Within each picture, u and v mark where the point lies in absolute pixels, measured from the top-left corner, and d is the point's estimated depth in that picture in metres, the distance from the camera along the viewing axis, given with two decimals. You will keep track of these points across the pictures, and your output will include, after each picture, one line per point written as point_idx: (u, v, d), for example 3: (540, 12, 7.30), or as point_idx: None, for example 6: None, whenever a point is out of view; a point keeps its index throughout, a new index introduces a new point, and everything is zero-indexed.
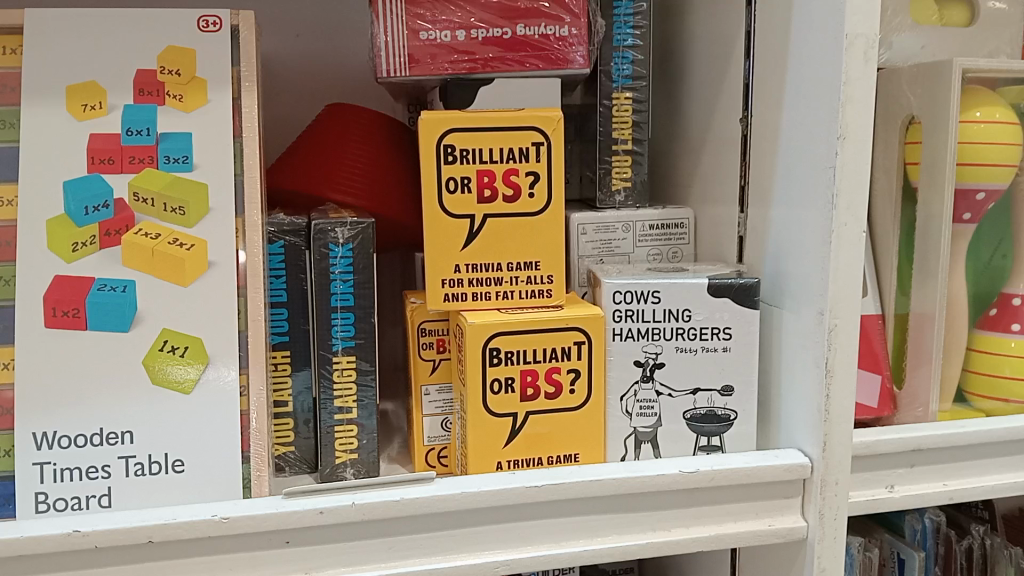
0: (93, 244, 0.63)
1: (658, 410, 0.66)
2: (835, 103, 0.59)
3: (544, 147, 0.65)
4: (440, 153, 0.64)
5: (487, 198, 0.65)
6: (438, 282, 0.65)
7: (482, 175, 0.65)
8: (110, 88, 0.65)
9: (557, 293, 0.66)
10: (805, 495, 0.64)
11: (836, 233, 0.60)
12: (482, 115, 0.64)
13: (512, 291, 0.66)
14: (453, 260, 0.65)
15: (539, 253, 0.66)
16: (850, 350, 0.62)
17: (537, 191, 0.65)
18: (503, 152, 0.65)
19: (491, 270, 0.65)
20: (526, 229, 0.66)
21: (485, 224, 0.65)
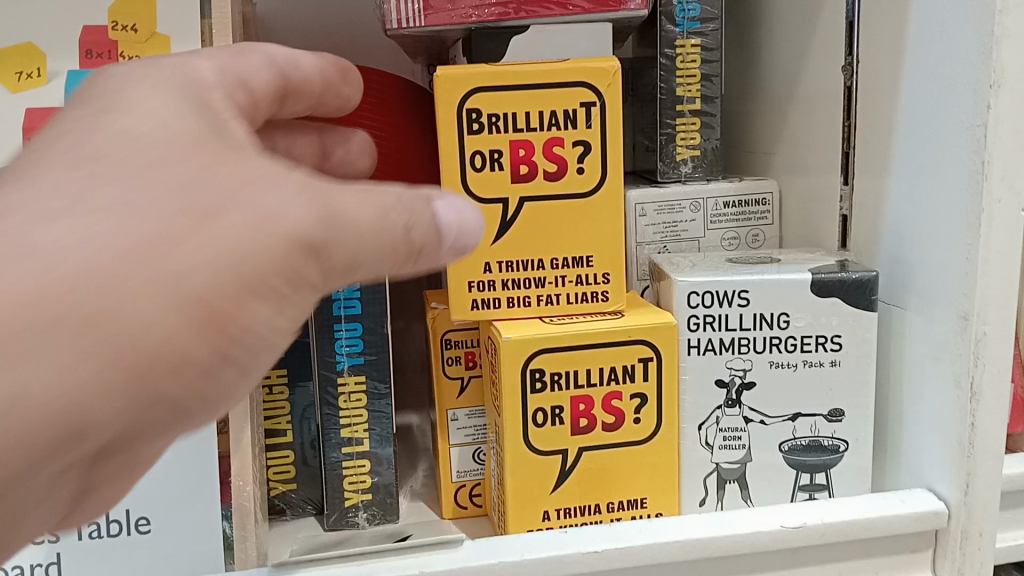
0: None
1: (747, 441, 0.52)
2: (986, 41, 0.44)
3: (596, 108, 0.51)
4: (462, 121, 0.50)
5: (524, 177, 0.51)
6: (464, 285, 0.51)
7: (517, 148, 0.51)
8: (49, 49, 0.53)
9: (616, 296, 0.52)
10: (938, 547, 0.50)
11: (987, 213, 0.45)
12: (515, 70, 0.50)
13: (557, 296, 0.52)
14: (482, 256, 0.51)
15: (592, 246, 0.52)
16: (1004, 365, 0.47)
17: (587, 165, 0.51)
18: (544, 117, 0.50)
19: (531, 270, 0.51)
20: (573, 216, 0.51)
21: (521, 210, 0.51)
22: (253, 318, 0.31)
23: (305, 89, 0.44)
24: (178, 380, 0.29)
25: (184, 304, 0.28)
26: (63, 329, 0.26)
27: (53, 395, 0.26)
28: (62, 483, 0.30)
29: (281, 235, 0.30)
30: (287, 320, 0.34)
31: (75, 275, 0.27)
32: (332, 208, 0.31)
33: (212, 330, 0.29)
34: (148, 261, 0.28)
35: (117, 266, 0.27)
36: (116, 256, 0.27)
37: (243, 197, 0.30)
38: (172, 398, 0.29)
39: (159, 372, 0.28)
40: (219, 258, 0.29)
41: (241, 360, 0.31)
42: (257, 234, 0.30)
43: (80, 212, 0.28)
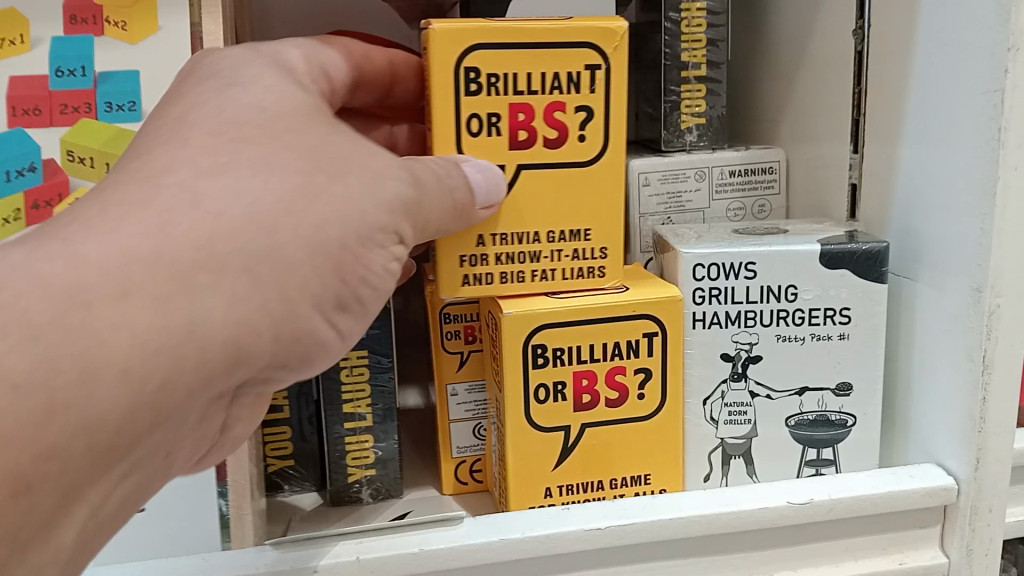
0: (19, 219, 0.50)
1: (753, 416, 0.51)
2: (1003, 3, 0.43)
3: (601, 71, 0.48)
4: (460, 80, 0.46)
5: (522, 143, 0.48)
6: (454, 259, 0.48)
7: (516, 111, 0.47)
8: (31, 14, 0.51)
9: (612, 273, 0.51)
10: (947, 523, 0.49)
11: (1002, 181, 0.44)
12: (519, 27, 0.46)
13: (553, 271, 0.50)
14: (475, 228, 0.48)
15: (591, 219, 0.49)
16: (1017, 338, 0.46)
17: (589, 132, 0.48)
18: (546, 79, 0.47)
19: (525, 243, 0.49)
20: (572, 186, 0.49)
21: (518, 177, 0.48)
22: (371, 262, 0.39)
23: (373, 79, 0.52)
24: (309, 314, 0.36)
25: (320, 250, 0.36)
26: (222, 265, 0.33)
27: (221, 318, 0.33)
28: (216, 411, 0.36)
29: (381, 200, 0.39)
30: (370, 267, 0.39)
31: (237, 221, 0.33)
32: (411, 177, 0.41)
33: (340, 276, 0.37)
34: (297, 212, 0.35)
35: (273, 218, 0.34)
36: (267, 211, 0.34)
37: (350, 163, 0.38)
38: (315, 332, 0.37)
39: (304, 304, 0.36)
40: (343, 215, 0.37)
41: (359, 304, 0.39)
42: (369, 197, 0.38)
43: (233, 168, 0.35)
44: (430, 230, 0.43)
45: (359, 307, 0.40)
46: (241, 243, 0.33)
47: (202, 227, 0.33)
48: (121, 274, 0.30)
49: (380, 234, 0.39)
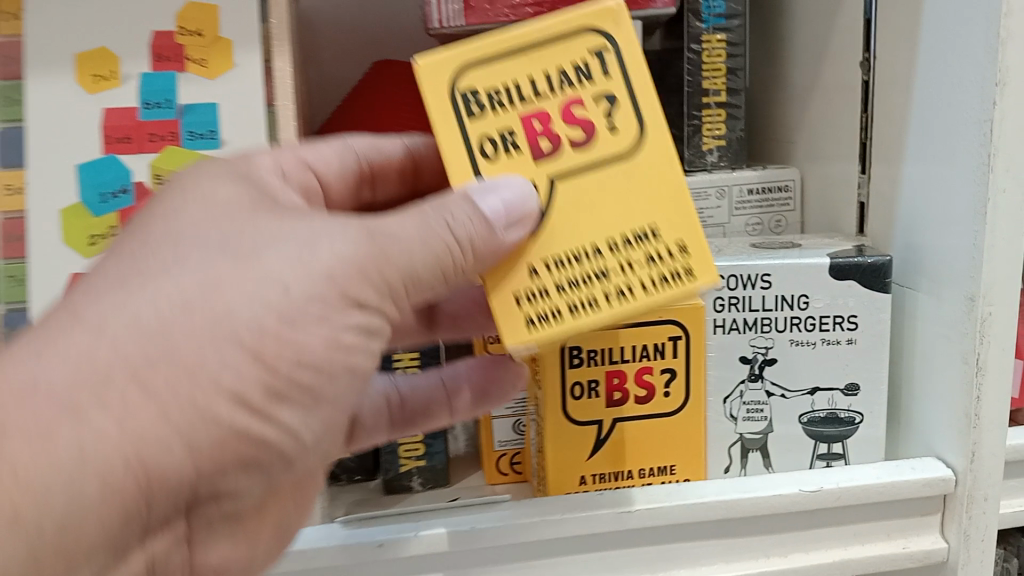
0: (112, 236, 0.56)
1: (769, 414, 0.57)
2: (991, 42, 0.48)
3: (612, 50, 0.39)
4: (455, 104, 0.38)
5: (548, 154, 0.39)
6: (506, 304, 0.38)
7: (530, 120, 0.39)
8: (122, 53, 0.57)
9: (704, 266, 0.39)
10: (947, 511, 0.54)
11: (993, 201, 0.49)
12: (502, 33, 0.39)
13: (630, 285, 0.38)
14: (520, 263, 0.39)
15: (657, 217, 0.39)
16: (1009, 343, 0.51)
17: (621, 121, 0.39)
18: (552, 77, 0.39)
19: (587, 262, 0.38)
20: (624, 184, 0.39)
21: (553, 193, 0.39)
22: (305, 338, 0.35)
23: (387, 170, 0.52)
24: (227, 412, 0.33)
25: (229, 336, 0.33)
26: (166, 355, 0.32)
27: (117, 436, 0.31)
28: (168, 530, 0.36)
29: (310, 269, 0.35)
30: (308, 342, 0.35)
31: (118, 338, 0.32)
32: (371, 238, 0.37)
33: (261, 364, 0.34)
34: (199, 299, 0.33)
35: (163, 321, 0.33)
36: (168, 308, 0.33)
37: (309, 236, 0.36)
38: (248, 430, 0.34)
39: (216, 398, 0.33)
40: (249, 292, 0.34)
41: (303, 390, 0.35)
42: (298, 267, 0.35)
43: (114, 288, 0.34)
44: (417, 289, 0.38)
45: (320, 390, 0.36)
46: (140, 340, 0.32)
47: (84, 347, 0.32)
48: (50, 389, 0.31)
49: (317, 300, 0.35)
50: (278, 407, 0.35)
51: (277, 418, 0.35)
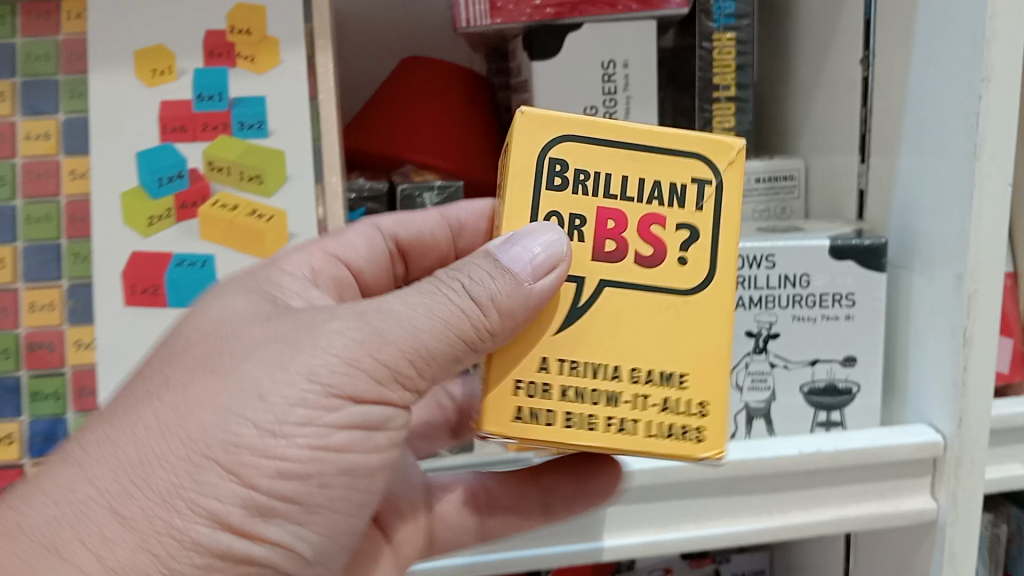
0: (169, 218, 0.61)
1: (772, 384, 0.61)
2: (979, 42, 0.52)
3: (710, 184, 0.42)
4: (544, 171, 0.42)
5: (608, 255, 0.42)
6: (506, 387, 0.41)
7: (606, 219, 0.42)
8: (177, 50, 0.62)
9: (711, 439, 0.42)
10: (936, 474, 0.59)
11: (979, 187, 0.54)
12: (618, 126, 0.42)
13: (632, 424, 0.41)
14: (539, 352, 0.41)
15: (687, 364, 0.42)
16: (993, 317, 0.55)
17: (692, 256, 0.42)
18: (647, 186, 0.42)
19: (602, 379, 0.41)
20: (668, 317, 0.42)
21: (600, 296, 0.42)
22: (290, 454, 0.38)
23: (420, 248, 0.58)
24: (207, 533, 0.37)
25: (204, 455, 0.37)
26: (141, 481, 0.36)
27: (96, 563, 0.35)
28: None
29: (291, 388, 0.38)
30: (286, 455, 0.38)
31: (97, 478, 0.36)
32: (372, 328, 0.39)
33: (238, 480, 0.37)
34: (177, 423, 0.37)
35: (140, 452, 0.37)
36: (149, 435, 0.37)
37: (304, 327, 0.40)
38: (230, 548, 0.38)
39: (197, 519, 0.36)
40: (227, 411, 0.37)
41: (289, 499, 0.39)
42: (275, 381, 0.38)
43: (102, 430, 0.38)
44: (407, 384, 0.41)
45: (309, 498, 0.40)
46: (122, 478, 0.36)
47: (72, 488, 0.36)
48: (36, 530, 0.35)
49: (299, 411, 0.38)
50: (269, 516, 0.39)
51: (266, 535, 0.39)
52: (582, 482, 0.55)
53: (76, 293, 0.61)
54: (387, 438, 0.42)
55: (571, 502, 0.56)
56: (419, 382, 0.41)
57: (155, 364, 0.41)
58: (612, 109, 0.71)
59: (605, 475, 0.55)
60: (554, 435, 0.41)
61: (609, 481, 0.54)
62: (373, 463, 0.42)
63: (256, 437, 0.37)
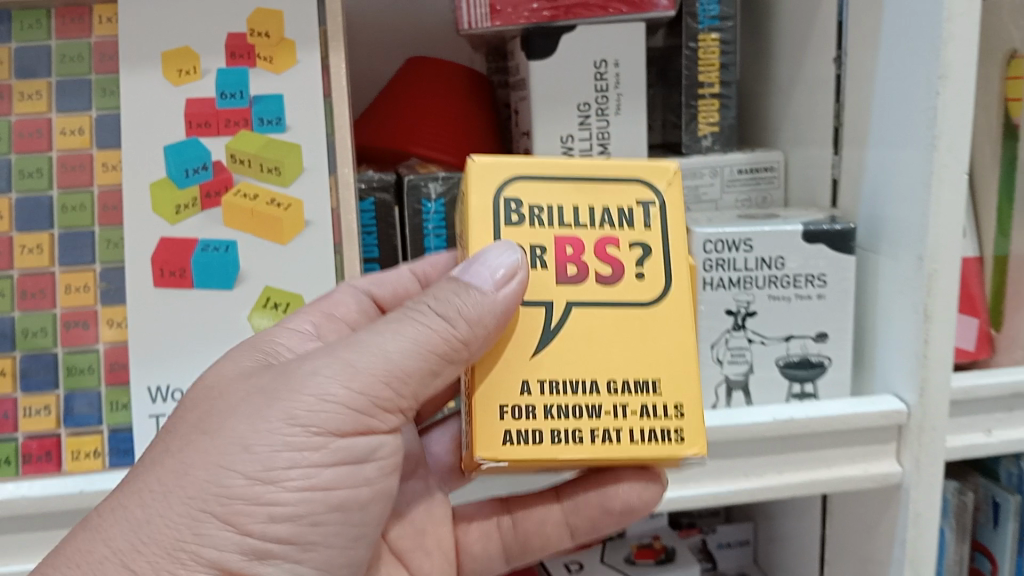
0: (195, 206, 0.66)
1: (750, 358, 0.66)
2: (936, 43, 0.57)
3: (653, 205, 0.49)
4: (501, 209, 0.47)
5: (570, 279, 0.47)
6: (493, 411, 0.45)
7: (564, 246, 0.48)
8: (202, 52, 0.67)
9: (691, 438, 0.46)
10: (901, 440, 0.64)
11: (937, 175, 0.59)
12: (561, 162, 0.48)
13: (616, 433, 0.46)
14: (518, 377, 0.46)
15: (656, 369, 0.47)
16: (951, 294, 0.61)
17: (647, 271, 0.48)
18: (596, 214, 0.48)
19: (582, 396, 0.46)
20: (631, 329, 0.47)
21: (567, 317, 0.47)
22: (280, 498, 0.43)
23: (397, 298, 0.62)
24: None
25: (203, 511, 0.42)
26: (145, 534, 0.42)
27: None
28: None
29: (274, 437, 0.43)
30: (279, 500, 0.43)
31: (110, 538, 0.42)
32: (344, 362, 0.45)
33: (235, 529, 0.42)
34: (176, 486, 0.43)
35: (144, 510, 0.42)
36: (154, 497, 0.42)
37: (281, 376, 0.46)
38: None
39: (199, 567, 0.42)
40: (220, 468, 0.43)
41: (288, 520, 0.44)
42: (258, 433, 0.43)
43: (115, 499, 0.44)
44: (387, 407, 0.45)
45: (302, 537, 0.45)
46: (133, 539, 0.41)
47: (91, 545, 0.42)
48: None
49: (284, 454, 0.43)
50: (267, 557, 0.44)
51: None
52: (608, 491, 0.52)
53: (109, 276, 0.66)
54: (376, 470, 0.47)
55: (599, 515, 0.54)
56: (401, 404, 0.46)
57: (162, 438, 0.47)
58: (604, 105, 0.76)
59: (632, 484, 0.51)
60: (543, 452, 0.45)
61: (638, 492, 0.51)
62: (363, 496, 0.47)
63: (246, 485, 0.43)
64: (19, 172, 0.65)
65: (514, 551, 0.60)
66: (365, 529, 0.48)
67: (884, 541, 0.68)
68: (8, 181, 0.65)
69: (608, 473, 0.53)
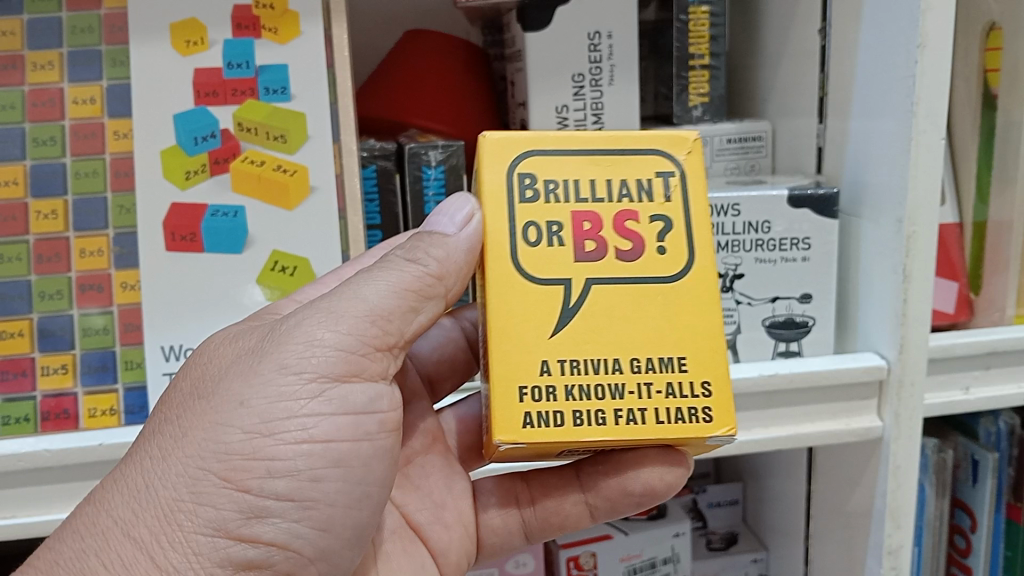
0: (204, 172, 0.69)
1: (738, 320, 0.69)
2: (915, 13, 0.60)
3: (673, 176, 0.51)
4: (516, 187, 0.50)
5: (588, 255, 0.49)
6: (512, 393, 0.47)
7: (581, 221, 0.50)
8: (209, 23, 0.70)
9: (720, 417, 0.47)
10: (882, 396, 0.67)
11: (915, 141, 0.61)
12: (575, 136, 0.51)
13: (640, 415, 0.47)
14: (538, 356, 0.47)
15: (679, 345, 0.48)
16: (928, 256, 0.64)
17: (668, 244, 0.50)
18: (614, 188, 0.50)
19: (604, 376, 0.48)
20: (653, 305, 0.49)
21: (586, 293, 0.49)
22: (277, 452, 0.45)
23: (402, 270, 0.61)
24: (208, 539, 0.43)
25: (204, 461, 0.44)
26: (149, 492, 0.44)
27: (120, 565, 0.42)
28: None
29: (269, 388, 0.46)
30: (275, 456, 0.45)
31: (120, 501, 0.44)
32: (328, 311, 0.47)
33: (233, 486, 0.44)
34: (175, 447, 0.45)
35: (151, 466, 0.45)
36: (155, 462, 0.45)
37: (270, 336, 0.48)
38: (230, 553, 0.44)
39: (197, 528, 0.43)
40: (218, 424, 0.45)
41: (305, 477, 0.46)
42: (253, 387, 0.46)
43: (121, 468, 0.46)
44: (377, 349, 0.48)
45: (303, 492, 0.46)
46: (133, 506, 0.44)
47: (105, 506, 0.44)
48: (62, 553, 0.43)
49: (281, 404, 0.45)
50: (264, 515, 0.45)
51: (261, 536, 0.45)
52: (628, 476, 0.55)
53: (122, 240, 0.68)
54: (378, 424, 0.49)
55: (618, 497, 0.56)
56: (390, 342, 0.48)
57: (158, 412, 0.49)
58: (598, 76, 0.79)
59: (653, 468, 0.54)
60: (565, 434, 0.46)
61: (659, 476, 0.54)
62: (366, 452, 0.48)
63: (244, 439, 0.45)
64: (33, 140, 0.68)
65: (533, 526, 0.63)
66: (378, 486, 0.50)
67: (866, 493, 0.72)
68: (22, 148, 0.67)
69: (628, 458, 0.54)
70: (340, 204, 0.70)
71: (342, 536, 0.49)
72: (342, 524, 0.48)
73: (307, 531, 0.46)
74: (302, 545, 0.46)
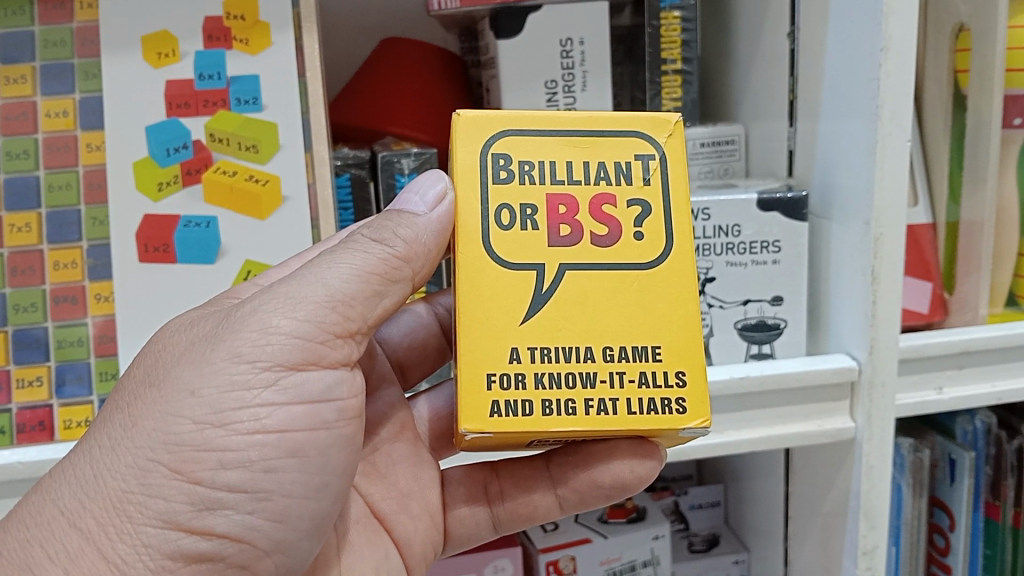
0: (176, 184, 0.69)
1: (710, 323, 0.69)
2: (877, 16, 0.60)
3: (653, 160, 0.51)
4: (489, 168, 0.50)
5: (562, 240, 0.50)
6: (481, 380, 0.47)
7: (557, 205, 0.50)
8: (181, 35, 0.70)
9: (694, 409, 0.48)
10: (854, 396, 0.68)
11: (881, 142, 0.62)
12: (552, 116, 0.51)
13: (611, 407, 0.47)
14: (508, 342, 0.48)
15: (654, 333, 0.49)
16: (895, 255, 0.64)
17: (646, 230, 0.50)
18: (592, 172, 0.51)
19: (576, 364, 0.48)
20: (629, 293, 0.49)
21: (561, 278, 0.49)
22: (230, 442, 0.45)
23: None
24: (157, 531, 0.44)
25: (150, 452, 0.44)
26: (94, 480, 0.44)
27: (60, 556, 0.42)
28: None
29: (221, 377, 0.46)
30: (229, 448, 0.45)
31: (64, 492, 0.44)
32: (286, 296, 0.47)
33: (183, 478, 0.44)
34: (125, 436, 0.45)
35: (99, 452, 0.45)
36: (104, 451, 0.45)
37: (225, 321, 0.48)
38: (181, 545, 0.44)
39: (145, 520, 0.43)
40: (168, 413, 0.45)
41: (263, 470, 0.46)
42: (204, 376, 0.46)
43: (71, 456, 0.46)
44: (334, 337, 0.48)
45: (257, 484, 0.46)
46: (80, 496, 0.44)
47: (50, 497, 0.44)
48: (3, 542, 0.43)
49: (234, 394, 0.46)
50: (217, 508, 0.45)
51: (213, 528, 0.45)
52: (598, 468, 0.55)
53: (96, 252, 0.68)
54: (335, 412, 0.49)
55: (589, 489, 0.57)
56: (351, 328, 0.49)
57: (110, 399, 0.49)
58: (571, 82, 0.79)
59: (623, 461, 0.54)
60: (533, 423, 0.46)
61: (629, 468, 0.54)
62: (323, 441, 0.49)
63: (194, 430, 0.45)
64: (7, 154, 0.68)
65: (502, 518, 0.64)
66: (336, 476, 0.50)
67: (841, 492, 0.72)
68: None
69: (598, 450, 0.55)
70: (315, 211, 0.71)
71: (299, 528, 0.49)
72: (298, 516, 0.49)
73: (261, 523, 0.47)
74: (256, 537, 0.47)
